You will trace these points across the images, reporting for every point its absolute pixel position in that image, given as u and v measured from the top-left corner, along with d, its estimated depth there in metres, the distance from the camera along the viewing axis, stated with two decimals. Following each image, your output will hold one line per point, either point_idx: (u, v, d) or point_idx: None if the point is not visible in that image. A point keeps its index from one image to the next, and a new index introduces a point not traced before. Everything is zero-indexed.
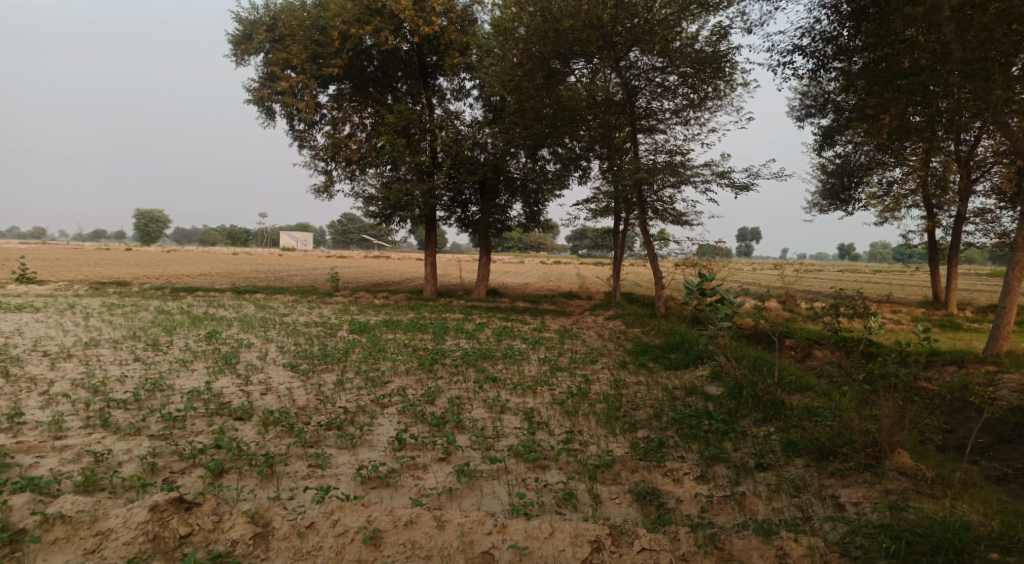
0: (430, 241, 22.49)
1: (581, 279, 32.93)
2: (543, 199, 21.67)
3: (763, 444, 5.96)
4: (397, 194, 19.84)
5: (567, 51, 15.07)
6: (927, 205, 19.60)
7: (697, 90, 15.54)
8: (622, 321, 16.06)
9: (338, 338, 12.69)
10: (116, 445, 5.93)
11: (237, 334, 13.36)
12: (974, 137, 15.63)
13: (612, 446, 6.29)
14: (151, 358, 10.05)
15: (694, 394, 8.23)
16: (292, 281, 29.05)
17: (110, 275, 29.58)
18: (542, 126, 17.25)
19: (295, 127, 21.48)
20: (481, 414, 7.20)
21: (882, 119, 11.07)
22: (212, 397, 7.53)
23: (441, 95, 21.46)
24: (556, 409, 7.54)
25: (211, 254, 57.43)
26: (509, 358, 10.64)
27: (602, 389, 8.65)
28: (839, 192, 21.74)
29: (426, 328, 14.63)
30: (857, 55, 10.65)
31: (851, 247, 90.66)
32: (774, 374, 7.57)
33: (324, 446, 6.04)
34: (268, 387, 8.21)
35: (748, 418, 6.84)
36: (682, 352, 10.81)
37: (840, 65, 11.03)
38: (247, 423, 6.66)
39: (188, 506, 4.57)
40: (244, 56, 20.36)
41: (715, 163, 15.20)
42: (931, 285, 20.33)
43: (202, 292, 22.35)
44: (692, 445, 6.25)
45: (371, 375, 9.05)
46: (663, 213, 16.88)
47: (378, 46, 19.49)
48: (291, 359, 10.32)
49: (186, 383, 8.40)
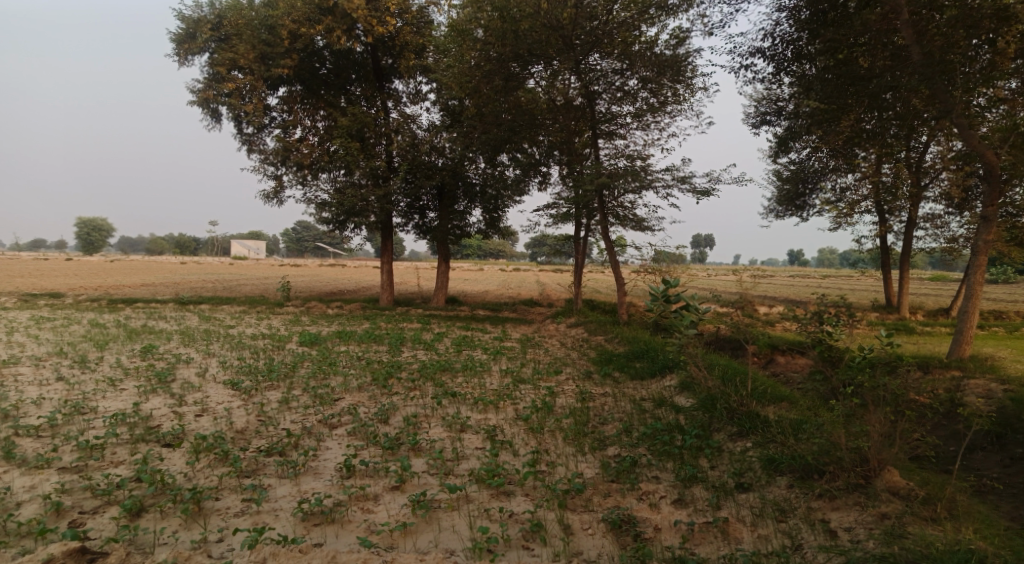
0: (386, 249, 21.76)
1: (540, 287, 32.51)
2: (502, 205, 21.28)
3: (740, 463, 5.67)
4: (352, 200, 19.11)
5: (526, 54, 14.69)
6: (879, 210, 19.99)
7: (657, 94, 15.39)
8: (584, 329, 15.73)
9: (287, 352, 11.85)
10: (17, 481, 4.97)
11: (176, 348, 12.37)
12: (923, 144, 15.95)
13: (582, 467, 5.85)
14: (75, 377, 9.07)
15: (662, 406, 7.88)
16: (242, 291, 27.82)
17: (39, 285, 27.61)
18: (501, 131, 16.84)
19: (243, 129, 20.48)
20: (440, 434, 6.64)
21: (841, 123, 10.92)
22: (139, 421, 6.70)
23: (396, 98, 20.85)
24: (520, 426, 7.05)
25: (156, 265, 54.84)
26: (469, 370, 10.09)
27: (568, 402, 8.22)
28: (794, 199, 22.04)
29: (382, 339, 13.94)
30: (813, 61, 10.51)
31: (800, 254, 93.39)
32: (747, 385, 7.31)
33: (263, 476, 5.35)
34: (204, 408, 7.43)
35: (722, 432, 6.54)
36: (647, 361, 10.49)
37: (795, 71, 10.90)
38: (175, 450, 5.83)
39: (91, 557, 3.89)
40: (187, 55, 19.29)
41: (676, 168, 15.08)
42: (884, 290, 20.72)
43: (142, 304, 21.02)
44: (667, 463, 5.88)
45: (320, 392, 8.37)
46: (624, 218, 16.65)
47: (330, 47, 18.78)
48: (233, 375, 9.51)
49: (112, 404, 7.52)
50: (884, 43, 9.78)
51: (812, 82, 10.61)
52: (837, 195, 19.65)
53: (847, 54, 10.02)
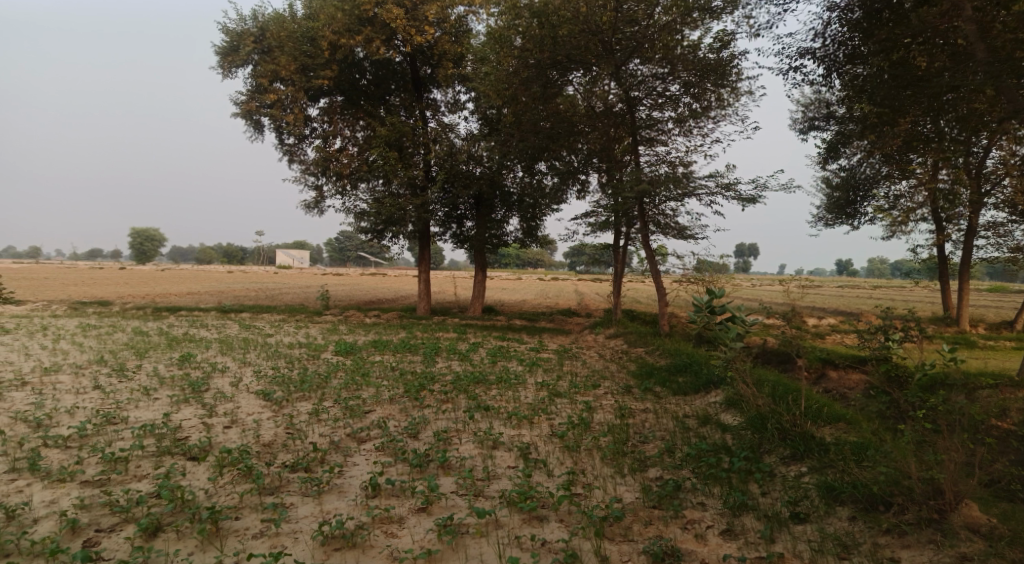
0: (423, 258, 21.72)
1: (578, 296, 32.05)
2: (540, 213, 20.99)
3: (795, 490, 5.18)
4: (389, 209, 19.11)
5: (564, 60, 14.45)
6: (936, 218, 18.89)
7: (700, 99, 14.88)
8: (623, 340, 15.24)
9: (322, 362, 11.78)
10: (38, 494, 4.94)
11: (213, 357, 12.46)
12: (985, 147, 14.95)
13: (621, 490, 5.45)
14: (111, 386, 9.16)
15: (707, 424, 7.41)
16: (283, 299, 28.22)
17: (91, 294, 28.64)
18: (539, 139, 16.63)
19: (284, 140, 20.79)
20: (470, 451, 6.34)
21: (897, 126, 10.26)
22: (167, 433, 6.65)
23: (435, 107, 20.86)
24: (555, 444, 6.69)
25: (203, 274, 56.48)
26: (504, 383, 9.78)
27: (606, 418, 7.81)
28: (845, 206, 20.91)
29: (417, 349, 13.76)
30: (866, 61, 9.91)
31: (849, 263, 90.01)
32: (800, 403, 6.78)
33: (286, 493, 5.16)
34: (233, 419, 7.34)
35: (774, 455, 6.04)
36: (690, 376, 9.98)
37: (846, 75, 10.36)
38: (200, 465, 5.72)
39: None
40: (231, 68, 19.74)
41: (720, 175, 14.52)
42: (943, 301, 19.52)
43: (186, 312, 21.44)
44: (714, 488, 5.43)
45: (351, 404, 8.20)
46: (665, 227, 16.12)
47: (370, 58, 18.92)
48: (266, 386, 9.44)
49: (143, 415, 7.51)
50: (939, 42, 8.99)
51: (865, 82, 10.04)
52: (891, 203, 18.66)
53: (903, 53, 9.35)
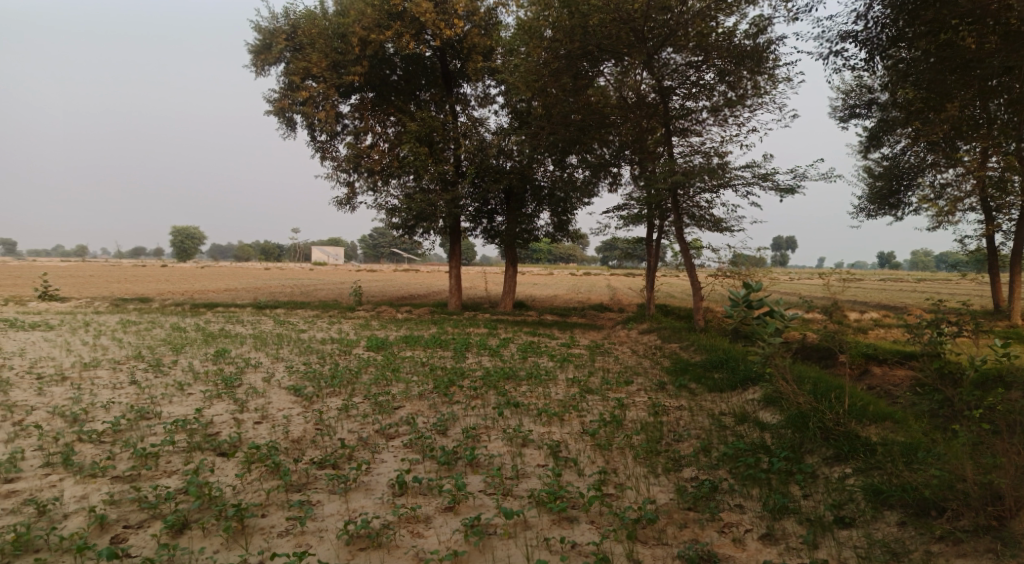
0: (454, 254, 21.69)
1: (611, 291, 31.67)
2: (571, 207, 20.74)
3: (840, 492, 4.89)
4: (420, 204, 19.10)
5: (595, 50, 14.13)
6: (985, 208, 17.99)
7: (736, 87, 14.43)
8: (657, 336, 14.93)
9: (353, 357, 11.84)
10: (71, 489, 5.10)
11: (247, 352, 12.64)
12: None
13: (654, 491, 5.25)
14: (147, 381, 9.35)
15: (745, 422, 7.12)
16: (317, 296, 28.60)
17: (135, 290, 29.54)
18: (569, 132, 16.41)
19: (316, 137, 21.00)
20: (499, 449, 6.22)
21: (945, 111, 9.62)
22: (199, 429, 6.72)
23: (465, 102, 20.78)
24: (586, 442, 6.52)
25: (242, 270, 57.81)
26: (534, 379, 9.63)
27: (639, 416, 7.59)
28: (887, 197, 20.10)
29: (447, 344, 13.73)
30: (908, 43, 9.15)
31: (891, 256, 87.07)
32: (844, 401, 6.45)
33: (312, 491, 5.13)
34: (263, 415, 7.38)
35: (816, 455, 5.73)
36: (726, 372, 9.67)
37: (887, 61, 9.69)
38: (229, 461, 5.75)
39: None
40: (265, 66, 19.99)
41: (757, 165, 14.07)
42: (993, 294, 18.59)
43: (223, 308, 21.90)
44: (752, 490, 5.17)
45: (380, 399, 8.17)
46: (699, 219, 15.71)
47: (401, 53, 18.92)
48: (297, 381, 9.51)
49: (176, 411, 7.64)
50: (989, 22, 8.24)
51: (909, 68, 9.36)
52: (937, 192, 17.83)
53: (950, 35, 8.63)
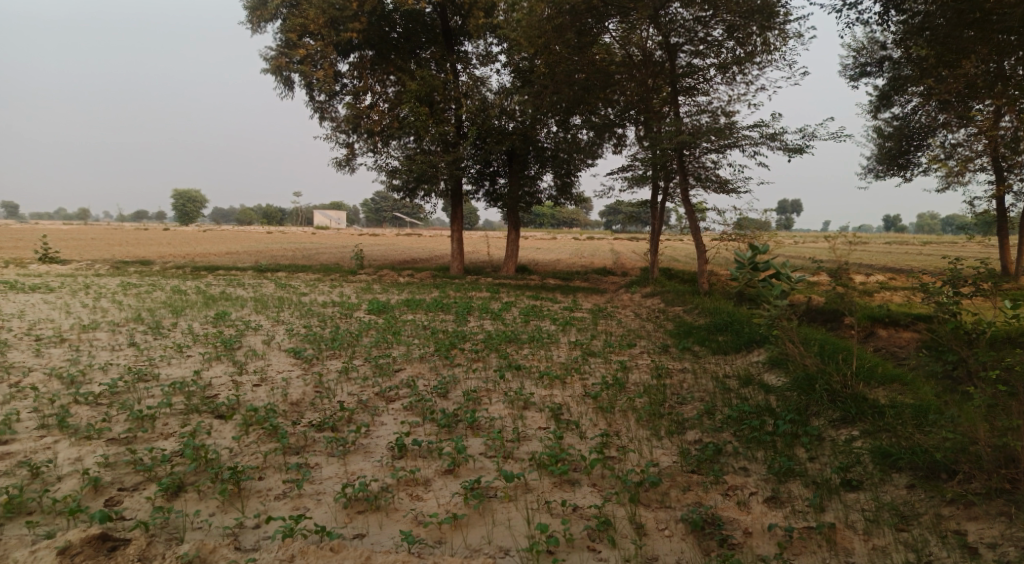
0: (455, 217, 21.42)
1: (614, 255, 31.46)
2: (575, 170, 20.37)
3: (847, 455, 4.78)
4: (420, 166, 18.75)
5: (600, 5, 13.64)
6: (997, 168, 17.55)
7: (745, 43, 13.91)
8: (660, 299, 14.79)
9: (354, 320, 11.75)
10: (66, 451, 5.06)
11: (247, 315, 12.57)
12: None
13: (657, 454, 5.17)
14: (147, 343, 9.29)
15: (749, 385, 7.03)
16: (319, 259, 28.47)
17: (136, 254, 29.45)
18: (573, 91, 15.94)
19: (314, 97, 20.53)
20: (500, 412, 6.14)
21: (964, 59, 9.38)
22: (197, 392, 6.67)
23: (466, 61, 20.21)
24: (588, 405, 6.43)
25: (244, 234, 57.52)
26: (536, 342, 9.53)
27: (642, 379, 7.50)
28: (897, 157, 19.43)
29: (449, 308, 13.62)
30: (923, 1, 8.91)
31: (898, 220, 86.26)
32: (852, 363, 6.32)
33: (311, 453, 5.07)
34: (263, 377, 7.32)
35: (822, 418, 5.62)
36: (731, 335, 9.54)
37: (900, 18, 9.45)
38: (227, 423, 5.69)
39: (113, 545, 3.74)
40: (260, 23, 19.34)
41: (765, 124, 13.67)
42: (1002, 257, 18.31)
43: (224, 271, 21.76)
44: (757, 453, 5.09)
45: (380, 362, 8.09)
46: (704, 180, 15.37)
47: (400, 9, 18.32)
48: (297, 343, 9.44)
49: (175, 372, 7.58)
50: None
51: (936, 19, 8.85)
52: (948, 152, 17.38)
53: None
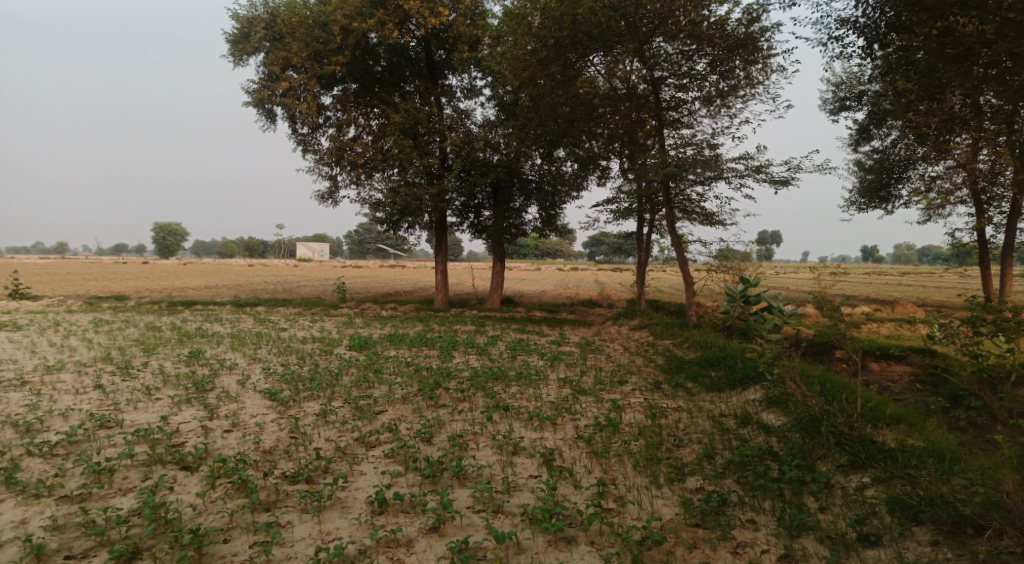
0: (440, 250, 21.13)
1: (599, 286, 31.34)
2: (560, 202, 20.29)
3: (861, 506, 4.49)
4: (404, 199, 18.52)
5: (585, 39, 13.72)
6: (976, 200, 17.76)
7: (729, 77, 13.97)
8: (649, 332, 14.55)
9: (334, 357, 11.31)
10: (10, 512, 4.59)
11: (223, 353, 12.06)
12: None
13: (658, 505, 4.83)
14: (113, 386, 8.78)
15: (748, 425, 6.73)
16: (300, 292, 27.95)
17: (111, 288, 28.69)
18: (557, 124, 15.89)
19: (297, 130, 20.34)
20: (488, 458, 5.76)
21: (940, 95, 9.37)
22: (162, 440, 6.20)
23: (450, 94, 20.23)
24: (581, 449, 6.07)
25: (225, 267, 56.75)
26: (524, 379, 9.18)
27: (636, 419, 7.17)
28: (878, 190, 19.58)
29: (434, 342, 13.23)
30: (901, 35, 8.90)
31: (875, 248, 87.74)
32: (855, 403, 6.06)
33: (282, 510, 4.65)
34: (235, 422, 6.87)
35: (829, 462, 5.33)
36: (724, 370, 9.28)
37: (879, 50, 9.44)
38: (191, 476, 5.24)
39: None
40: (242, 56, 19.20)
41: (750, 157, 13.70)
42: (984, 287, 18.39)
43: (201, 306, 21.17)
44: (764, 502, 4.77)
45: (361, 404, 7.67)
46: (690, 212, 15.31)
47: (384, 43, 18.35)
48: (274, 384, 8.98)
49: (140, 418, 7.10)
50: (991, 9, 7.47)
51: (913, 55, 8.84)
52: (928, 184, 17.58)
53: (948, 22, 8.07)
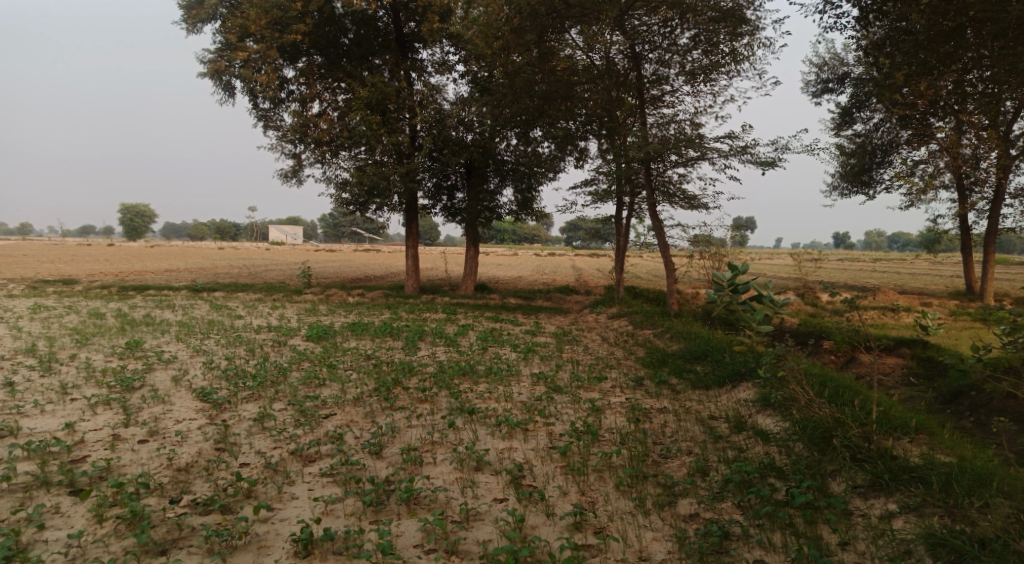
0: (411, 232, 19.99)
1: (577, 273, 30.46)
2: (536, 183, 19.31)
3: (889, 542, 3.77)
4: (372, 178, 17.40)
5: (562, 7, 12.54)
6: (959, 186, 17.23)
7: (713, 53, 13.17)
8: (628, 320, 13.76)
9: (287, 349, 10.28)
10: None
11: (165, 344, 10.94)
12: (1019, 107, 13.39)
13: (646, 540, 4.03)
14: (24, 384, 7.66)
15: (743, 430, 5.95)
16: (265, 277, 26.53)
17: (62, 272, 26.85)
18: (533, 101, 14.97)
19: (258, 104, 19.01)
20: (445, 477, 4.89)
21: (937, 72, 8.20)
22: (58, 455, 5.19)
23: (421, 68, 19.10)
24: (555, 463, 5.21)
25: (194, 249, 54.71)
26: (494, 375, 8.30)
27: (617, 423, 6.35)
28: (861, 175, 18.95)
29: (399, 332, 12.26)
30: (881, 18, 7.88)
31: (846, 236, 88.53)
32: (868, 412, 5.29)
33: (182, 555, 3.73)
34: (152, 430, 5.86)
35: (843, 481, 4.58)
36: (711, 365, 8.51)
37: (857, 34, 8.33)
38: (78, 504, 4.27)
39: None
40: (196, 23, 17.73)
41: (735, 136, 12.91)
42: (966, 275, 17.91)
43: (155, 291, 19.80)
44: (774, 534, 4.00)
45: (306, 406, 6.72)
46: (673, 195, 14.44)
47: (350, 12, 17.11)
48: (213, 381, 7.94)
49: (42, 425, 6.06)
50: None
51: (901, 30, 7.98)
52: (911, 169, 17.01)
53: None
